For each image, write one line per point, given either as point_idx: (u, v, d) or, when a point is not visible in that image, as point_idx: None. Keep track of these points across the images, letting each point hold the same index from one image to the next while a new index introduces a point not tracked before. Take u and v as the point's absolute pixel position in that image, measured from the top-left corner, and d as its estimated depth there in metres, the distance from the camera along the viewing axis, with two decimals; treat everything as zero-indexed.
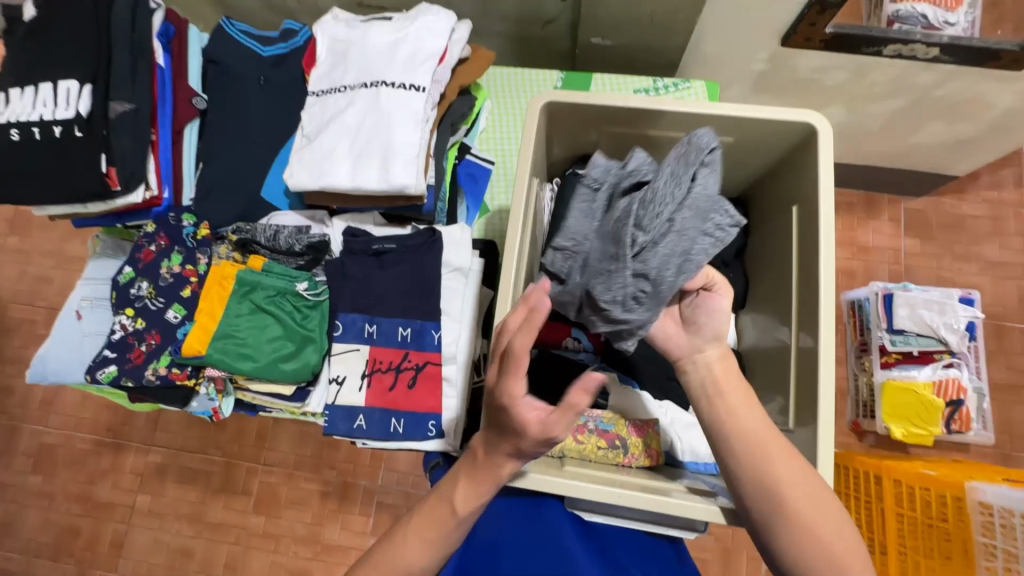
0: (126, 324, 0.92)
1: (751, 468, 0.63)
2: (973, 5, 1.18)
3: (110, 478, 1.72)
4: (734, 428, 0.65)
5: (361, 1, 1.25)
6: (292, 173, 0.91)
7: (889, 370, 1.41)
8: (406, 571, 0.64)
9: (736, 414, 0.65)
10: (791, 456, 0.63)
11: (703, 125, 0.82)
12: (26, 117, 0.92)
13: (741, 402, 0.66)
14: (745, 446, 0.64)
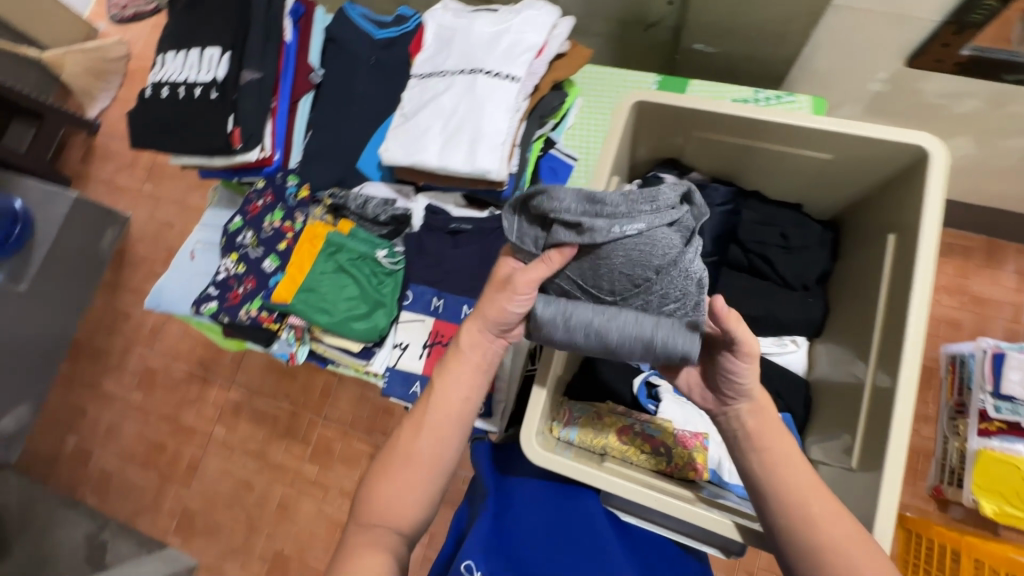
0: (229, 267, 1.03)
1: (793, 530, 0.57)
2: None
3: (196, 406, 1.93)
4: (771, 479, 0.60)
5: None
6: (388, 148, 0.97)
7: (987, 439, 1.19)
8: (401, 480, 0.66)
9: (772, 468, 0.60)
10: (847, 523, 0.56)
11: (800, 137, 0.78)
12: (176, 77, 1.08)
13: (781, 456, 0.60)
14: (786, 503, 0.58)
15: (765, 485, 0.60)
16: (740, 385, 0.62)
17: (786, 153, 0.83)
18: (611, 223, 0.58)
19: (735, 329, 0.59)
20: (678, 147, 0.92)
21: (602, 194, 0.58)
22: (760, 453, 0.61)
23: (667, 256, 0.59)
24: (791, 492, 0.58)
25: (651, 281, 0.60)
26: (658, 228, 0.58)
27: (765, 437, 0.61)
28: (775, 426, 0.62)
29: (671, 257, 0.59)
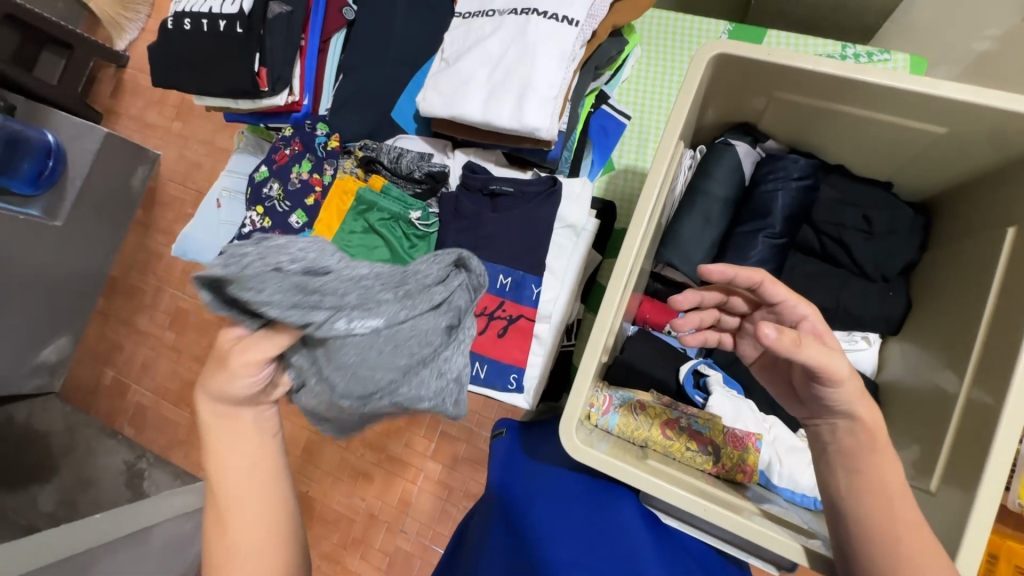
0: (255, 220, 0.97)
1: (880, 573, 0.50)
2: None
3: None
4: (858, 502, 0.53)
5: None
6: (426, 98, 0.88)
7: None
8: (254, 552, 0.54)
9: (857, 489, 0.54)
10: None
11: (912, 104, 0.65)
12: (198, 7, 0.99)
13: (870, 480, 0.53)
14: (877, 539, 0.51)
15: (853, 515, 0.53)
16: (831, 406, 0.55)
17: (889, 124, 0.71)
18: (336, 316, 0.43)
19: (802, 356, 0.51)
20: (755, 110, 0.80)
21: (323, 281, 0.42)
22: (856, 477, 0.54)
23: (419, 354, 0.46)
24: (881, 526, 0.51)
25: (395, 384, 0.46)
26: (403, 323, 0.45)
27: (865, 460, 0.54)
28: (882, 452, 0.54)
29: (425, 357, 0.47)
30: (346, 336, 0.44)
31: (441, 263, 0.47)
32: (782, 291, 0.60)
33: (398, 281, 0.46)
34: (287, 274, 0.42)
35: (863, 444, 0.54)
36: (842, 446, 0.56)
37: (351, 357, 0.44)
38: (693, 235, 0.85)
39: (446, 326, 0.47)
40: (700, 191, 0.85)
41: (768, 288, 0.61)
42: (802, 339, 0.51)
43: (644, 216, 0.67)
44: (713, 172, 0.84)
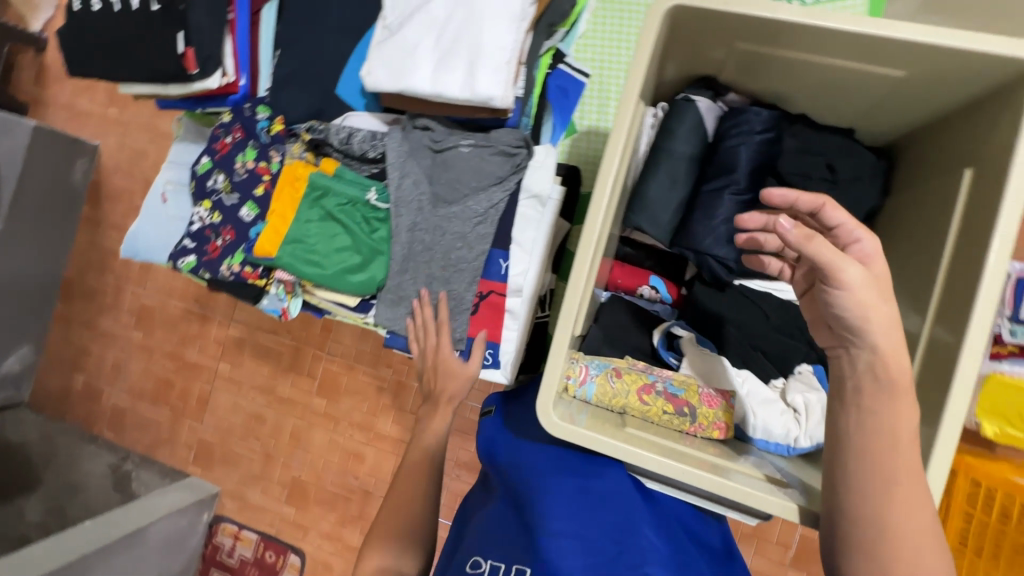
0: (204, 216, 0.92)
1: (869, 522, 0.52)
2: None
3: (198, 343, 1.90)
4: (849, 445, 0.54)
5: None
6: (370, 71, 0.82)
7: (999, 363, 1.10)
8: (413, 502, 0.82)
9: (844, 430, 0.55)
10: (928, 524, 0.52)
11: (871, 49, 0.63)
12: None
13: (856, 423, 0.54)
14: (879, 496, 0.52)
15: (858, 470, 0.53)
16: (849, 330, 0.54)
17: (850, 70, 0.69)
18: (456, 147, 0.87)
19: (811, 250, 0.53)
20: (716, 62, 0.77)
21: (446, 138, 0.87)
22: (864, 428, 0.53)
23: (484, 182, 0.87)
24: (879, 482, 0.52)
25: (468, 197, 0.87)
26: (489, 162, 0.87)
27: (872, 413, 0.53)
28: (896, 406, 0.52)
29: (482, 199, 0.87)
30: (461, 158, 0.87)
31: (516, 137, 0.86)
32: (841, 216, 0.56)
33: (485, 142, 0.87)
34: (437, 131, 0.87)
35: (847, 394, 0.55)
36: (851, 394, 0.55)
37: (466, 179, 0.87)
38: (659, 195, 0.83)
39: (501, 177, 0.87)
40: (664, 149, 0.83)
41: (827, 212, 0.57)
42: (814, 234, 0.53)
43: (606, 186, 0.64)
44: (675, 130, 0.82)
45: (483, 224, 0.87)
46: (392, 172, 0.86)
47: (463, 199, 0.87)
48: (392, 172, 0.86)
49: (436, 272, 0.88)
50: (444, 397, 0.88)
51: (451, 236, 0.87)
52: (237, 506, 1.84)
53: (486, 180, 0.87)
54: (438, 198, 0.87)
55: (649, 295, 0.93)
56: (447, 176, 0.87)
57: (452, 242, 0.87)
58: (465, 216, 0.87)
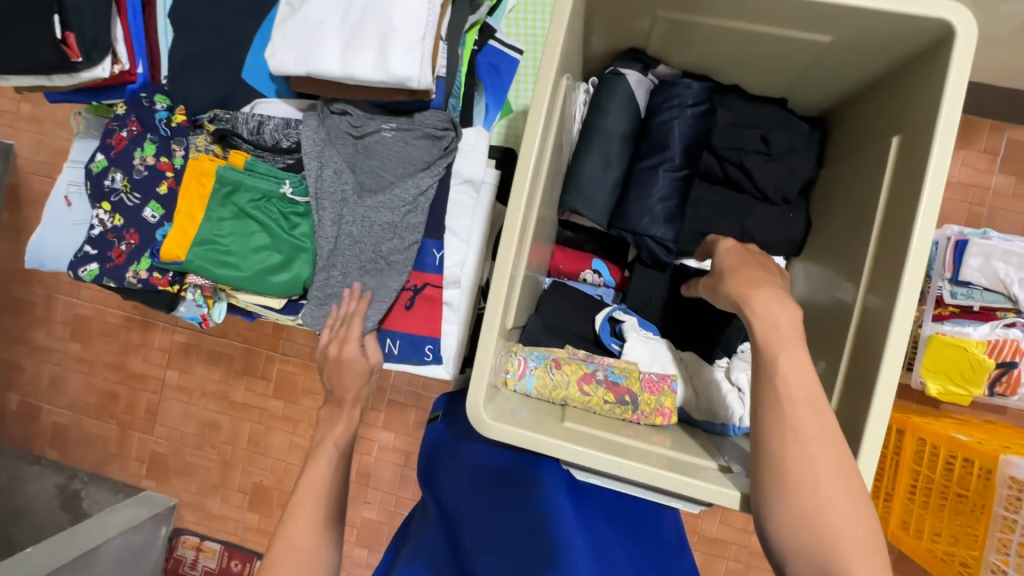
0: (104, 220, 0.83)
1: (794, 526, 0.49)
2: None
3: (142, 352, 1.79)
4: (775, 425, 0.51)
5: None
6: (274, 53, 0.75)
7: (940, 324, 1.18)
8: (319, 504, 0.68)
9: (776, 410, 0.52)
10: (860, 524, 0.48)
11: (794, 13, 0.61)
12: None
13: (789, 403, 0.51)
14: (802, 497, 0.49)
15: (775, 470, 0.50)
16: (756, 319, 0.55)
17: (776, 36, 0.67)
18: (378, 131, 0.81)
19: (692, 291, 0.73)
20: (644, 32, 0.74)
21: (366, 121, 0.81)
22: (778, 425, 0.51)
23: (411, 166, 0.81)
24: (800, 479, 0.49)
25: (394, 183, 0.81)
26: (415, 145, 0.81)
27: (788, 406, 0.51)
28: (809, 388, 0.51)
29: (410, 185, 0.81)
30: (384, 141, 0.81)
31: (442, 118, 0.81)
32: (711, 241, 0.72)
33: (409, 123, 0.81)
34: (356, 114, 0.81)
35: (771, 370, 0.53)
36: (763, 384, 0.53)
37: (391, 165, 0.81)
38: (594, 175, 0.80)
39: (429, 161, 0.82)
40: (597, 127, 0.79)
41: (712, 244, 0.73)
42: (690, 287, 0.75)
43: (529, 163, 0.60)
44: (607, 106, 0.78)
45: (412, 213, 0.81)
46: (311, 163, 0.79)
47: (389, 187, 0.81)
48: (310, 163, 0.79)
49: (366, 267, 0.82)
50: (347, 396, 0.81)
51: (378, 227, 0.81)
52: (197, 517, 1.77)
53: (414, 165, 0.81)
54: (361, 187, 0.81)
55: (593, 280, 0.91)
56: (371, 163, 0.81)
57: (380, 235, 0.81)
58: (392, 205, 0.81)
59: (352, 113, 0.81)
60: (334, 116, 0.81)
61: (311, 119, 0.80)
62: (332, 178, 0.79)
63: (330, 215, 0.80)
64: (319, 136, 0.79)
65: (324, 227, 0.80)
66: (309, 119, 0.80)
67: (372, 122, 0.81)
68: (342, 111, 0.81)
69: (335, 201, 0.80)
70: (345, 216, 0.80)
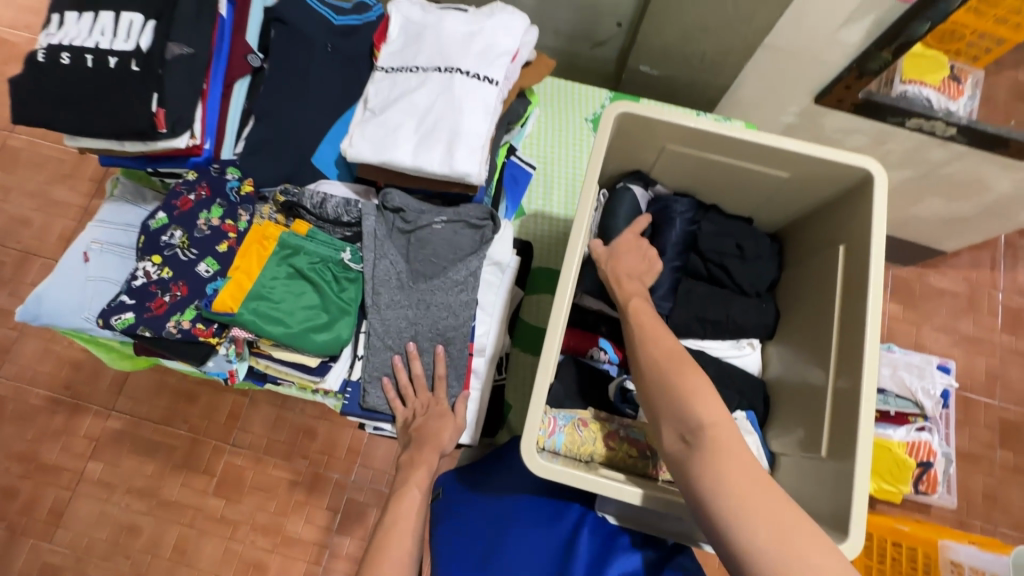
0: (150, 271, 0.86)
1: (661, 403, 0.64)
2: (972, 96, 1.32)
3: (61, 440, 1.60)
4: (646, 356, 0.68)
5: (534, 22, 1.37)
6: (352, 144, 0.89)
7: None
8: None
9: (642, 347, 0.69)
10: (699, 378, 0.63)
11: (766, 155, 0.85)
12: (81, 42, 0.88)
13: (653, 333, 0.70)
14: (656, 379, 0.65)
15: (640, 370, 0.68)
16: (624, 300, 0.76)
17: (748, 170, 0.90)
18: (430, 224, 0.92)
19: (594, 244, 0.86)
20: (649, 158, 0.95)
21: (417, 216, 0.92)
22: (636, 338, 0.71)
23: (460, 254, 0.93)
24: (652, 366, 0.66)
25: (447, 270, 0.92)
26: (462, 237, 0.93)
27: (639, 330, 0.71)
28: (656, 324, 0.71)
29: (462, 271, 0.93)
30: (435, 232, 0.92)
31: (484, 211, 0.94)
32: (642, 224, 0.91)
33: (456, 217, 0.93)
34: (407, 210, 0.91)
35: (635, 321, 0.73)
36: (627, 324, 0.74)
37: (443, 253, 0.92)
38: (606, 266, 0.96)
39: (476, 248, 0.94)
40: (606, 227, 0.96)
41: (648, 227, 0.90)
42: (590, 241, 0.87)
43: (572, 264, 0.76)
44: (617, 210, 0.96)
45: (466, 294, 0.92)
46: (370, 253, 0.90)
47: (444, 273, 0.92)
48: (370, 250, 0.90)
49: (422, 347, 0.91)
50: (427, 448, 0.82)
51: (435, 309, 0.91)
52: None
53: (465, 253, 0.93)
54: (417, 274, 0.92)
55: (600, 356, 1.01)
56: (424, 252, 0.92)
57: (439, 316, 0.91)
58: (447, 289, 0.92)
59: (403, 210, 0.91)
60: (390, 212, 0.91)
61: (370, 216, 0.91)
62: (392, 269, 0.90)
63: (390, 303, 0.90)
64: (378, 231, 0.91)
65: (386, 313, 0.90)
66: (366, 216, 0.91)
67: (423, 216, 0.92)
68: (396, 208, 0.91)
69: (394, 291, 0.90)
70: (403, 303, 0.91)
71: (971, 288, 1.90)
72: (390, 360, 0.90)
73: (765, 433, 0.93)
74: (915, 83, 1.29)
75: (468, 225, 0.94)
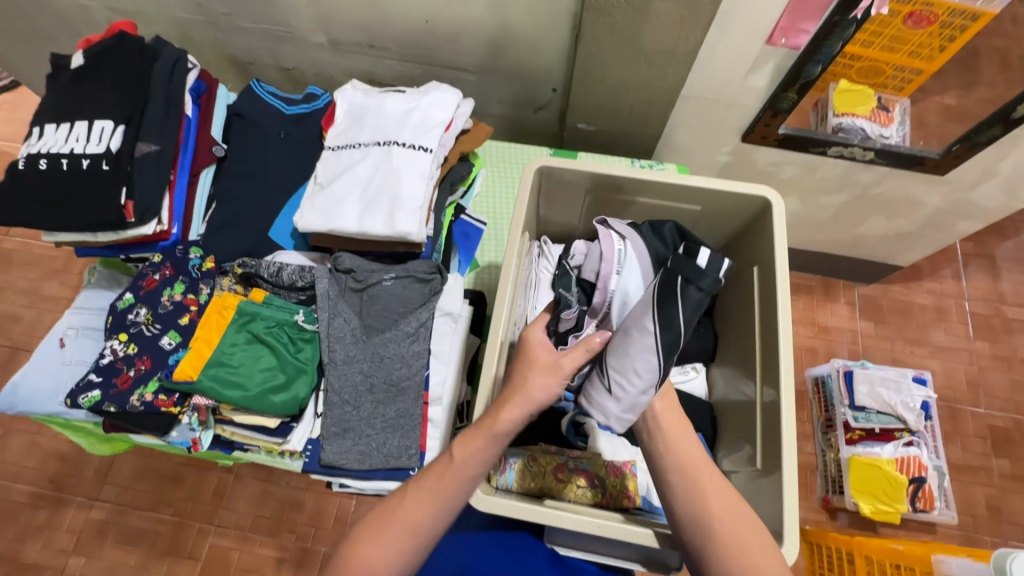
0: (117, 349, 0.93)
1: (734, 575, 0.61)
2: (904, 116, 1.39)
3: (43, 536, 1.59)
4: (700, 508, 0.65)
5: (479, 93, 1.50)
6: (303, 216, 0.98)
7: (854, 446, 1.62)
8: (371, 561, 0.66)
9: (701, 494, 0.66)
10: (767, 542, 0.63)
11: (678, 191, 0.93)
12: (58, 149, 0.99)
13: (713, 485, 0.66)
14: (725, 543, 0.62)
15: (701, 530, 0.64)
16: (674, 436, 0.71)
17: (666, 206, 0.98)
18: (381, 282, 0.98)
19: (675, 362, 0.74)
20: (576, 206, 1.03)
21: (368, 276, 0.98)
22: (691, 488, 0.66)
23: (411, 306, 0.99)
24: (724, 527, 0.63)
25: (398, 323, 0.98)
26: (413, 291, 0.99)
27: (697, 476, 0.67)
28: (707, 472, 0.68)
29: (413, 322, 0.98)
30: (386, 288, 0.98)
31: (431, 265, 1.00)
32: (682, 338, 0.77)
33: (405, 272, 0.99)
34: (358, 271, 0.98)
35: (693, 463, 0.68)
36: (671, 466, 0.69)
37: (394, 307, 0.98)
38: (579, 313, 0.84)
39: (427, 299, 1.00)
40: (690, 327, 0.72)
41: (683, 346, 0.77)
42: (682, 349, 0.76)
43: (505, 300, 0.83)
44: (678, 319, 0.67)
45: (417, 344, 0.98)
46: (325, 312, 0.96)
47: (396, 325, 0.98)
48: (324, 310, 0.96)
49: (378, 399, 0.95)
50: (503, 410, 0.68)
51: (389, 361, 0.96)
52: None
53: (416, 305, 0.99)
54: (370, 329, 0.97)
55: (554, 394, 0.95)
56: (376, 308, 0.97)
57: (393, 368, 0.96)
58: (399, 340, 0.97)
59: (354, 271, 0.98)
60: (342, 273, 0.98)
61: (324, 279, 0.97)
62: (346, 326, 0.96)
63: (346, 359, 0.95)
64: (332, 292, 0.97)
65: (342, 367, 0.95)
66: (320, 280, 0.97)
67: (373, 275, 0.98)
68: (348, 270, 0.98)
69: (348, 347, 0.96)
70: (356, 358, 0.96)
71: (937, 299, 1.95)
72: (348, 414, 0.95)
73: (715, 455, 0.94)
74: (849, 116, 1.37)
75: (417, 280, 0.99)
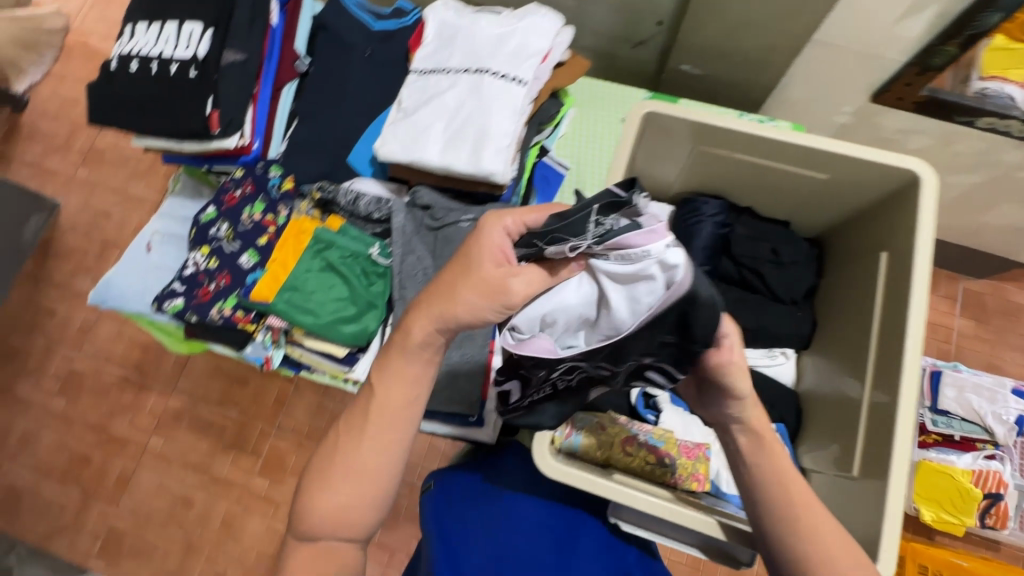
0: (199, 261, 0.94)
1: None
2: None
3: (128, 415, 1.75)
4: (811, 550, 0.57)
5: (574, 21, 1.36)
6: (384, 144, 0.93)
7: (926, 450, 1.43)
8: (333, 508, 0.63)
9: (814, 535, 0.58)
10: None
11: (803, 156, 0.81)
12: (148, 51, 0.97)
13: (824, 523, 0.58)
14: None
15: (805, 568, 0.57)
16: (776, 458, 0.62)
17: (784, 172, 0.86)
18: (459, 223, 0.92)
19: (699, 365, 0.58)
20: (678, 162, 0.92)
21: (446, 215, 0.93)
22: (799, 526, 0.58)
23: None
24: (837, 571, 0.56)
25: None
26: None
27: (805, 512, 0.59)
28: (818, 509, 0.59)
29: None
30: (463, 229, 0.92)
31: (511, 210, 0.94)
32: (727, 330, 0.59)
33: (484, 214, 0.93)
34: (437, 209, 0.94)
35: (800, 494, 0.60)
36: (773, 495, 0.60)
37: None
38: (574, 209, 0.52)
39: None
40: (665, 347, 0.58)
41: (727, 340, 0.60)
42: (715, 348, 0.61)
43: None
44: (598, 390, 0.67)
45: None
46: (399, 249, 0.93)
47: None
48: (398, 245, 0.93)
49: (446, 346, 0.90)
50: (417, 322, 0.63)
51: None
52: None
53: None
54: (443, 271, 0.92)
55: None
56: (450, 249, 0.92)
57: None
58: None
59: (433, 209, 0.94)
60: (420, 211, 0.94)
61: (402, 215, 0.94)
62: (419, 265, 0.92)
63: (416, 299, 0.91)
64: (407, 228, 0.93)
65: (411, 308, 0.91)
66: (397, 214, 0.94)
67: (452, 214, 0.93)
68: (426, 207, 0.94)
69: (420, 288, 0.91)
70: None
71: None
72: None
73: (796, 448, 0.88)
74: (998, 80, 1.12)
75: None
